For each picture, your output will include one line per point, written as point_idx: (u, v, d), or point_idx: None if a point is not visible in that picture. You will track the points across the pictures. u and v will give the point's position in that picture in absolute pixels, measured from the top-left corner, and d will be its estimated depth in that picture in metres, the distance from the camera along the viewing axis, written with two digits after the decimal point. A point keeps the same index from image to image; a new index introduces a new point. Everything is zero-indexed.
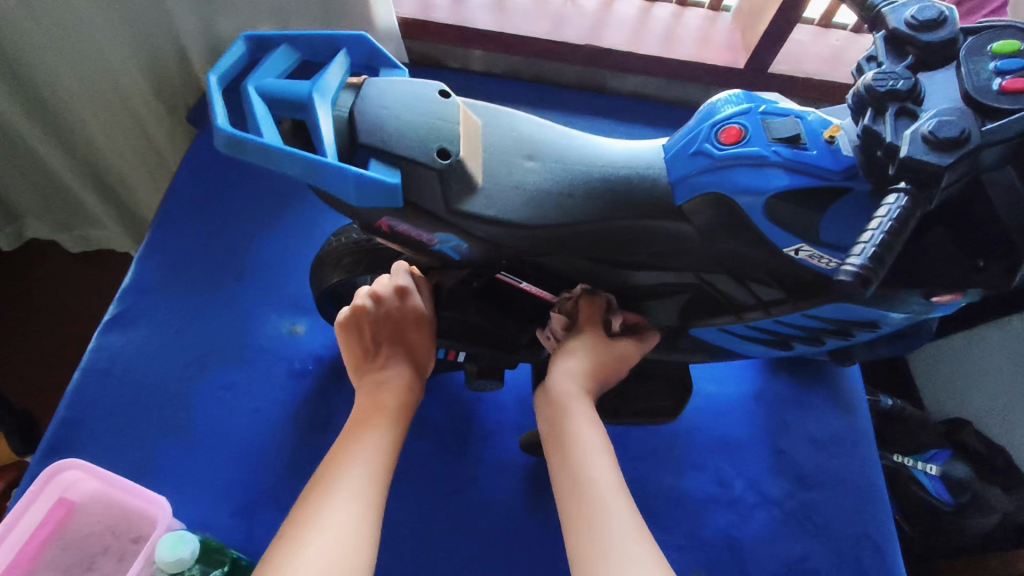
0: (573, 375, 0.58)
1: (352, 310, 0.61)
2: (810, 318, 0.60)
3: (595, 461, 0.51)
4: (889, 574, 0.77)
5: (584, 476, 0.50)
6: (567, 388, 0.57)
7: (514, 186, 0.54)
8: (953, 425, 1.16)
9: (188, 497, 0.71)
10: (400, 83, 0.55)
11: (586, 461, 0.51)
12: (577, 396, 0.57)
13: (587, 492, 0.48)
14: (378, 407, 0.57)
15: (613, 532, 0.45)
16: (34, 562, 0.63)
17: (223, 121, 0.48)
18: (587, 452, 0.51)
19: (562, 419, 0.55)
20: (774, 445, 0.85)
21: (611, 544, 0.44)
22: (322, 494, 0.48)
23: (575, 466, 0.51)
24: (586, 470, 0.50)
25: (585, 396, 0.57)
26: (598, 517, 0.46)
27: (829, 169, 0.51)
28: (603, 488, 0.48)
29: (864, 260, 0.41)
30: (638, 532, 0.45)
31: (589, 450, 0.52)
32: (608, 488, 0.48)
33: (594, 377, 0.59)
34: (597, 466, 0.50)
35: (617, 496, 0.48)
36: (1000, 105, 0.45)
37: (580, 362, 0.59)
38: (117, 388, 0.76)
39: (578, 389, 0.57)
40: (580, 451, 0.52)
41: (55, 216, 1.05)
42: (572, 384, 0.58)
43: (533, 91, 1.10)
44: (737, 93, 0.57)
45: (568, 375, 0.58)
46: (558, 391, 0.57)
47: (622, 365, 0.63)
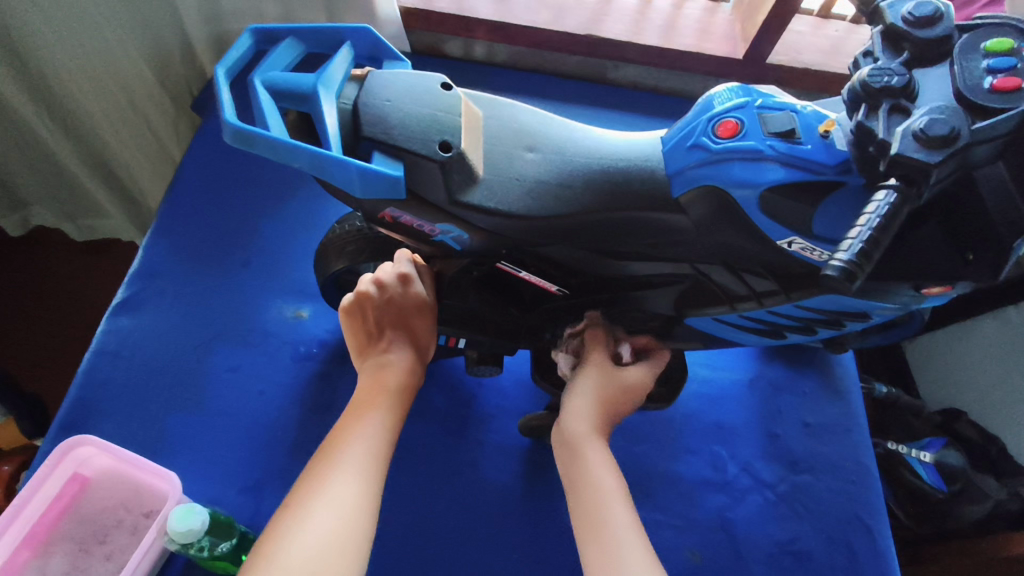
0: (583, 415, 0.62)
1: (357, 296, 0.62)
2: (802, 309, 0.61)
3: (612, 503, 0.55)
4: (877, 555, 0.79)
5: (603, 515, 0.54)
6: (580, 430, 0.61)
7: (514, 178, 0.55)
8: (949, 417, 1.19)
9: (197, 474, 0.74)
10: (403, 75, 0.56)
11: (604, 503, 0.55)
12: (590, 436, 0.61)
13: (604, 531, 0.53)
14: (380, 389, 0.59)
15: (631, 570, 0.50)
16: (50, 535, 0.66)
17: (230, 113, 0.50)
18: (603, 493, 0.56)
19: (577, 461, 0.59)
20: (768, 430, 0.87)
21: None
22: (326, 468, 0.51)
23: (595, 513, 0.55)
24: (607, 515, 0.54)
25: (597, 438, 0.61)
26: (616, 555, 0.51)
27: (823, 162, 0.52)
28: (621, 529, 0.53)
29: (851, 255, 0.42)
30: (652, 566, 0.50)
31: (605, 492, 0.56)
32: (625, 529, 0.53)
33: (601, 409, 0.63)
34: (613, 508, 0.55)
35: (631, 534, 0.53)
36: (990, 104, 0.45)
37: (587, 399, 0.63)
38: (127, 370, 0.78)
39: (589, 428, 0.61)
40: (596, 492, 0.56)
41: (61, 205, 1.06)
42: (584, 426, 0.61)
43: (534, 80, 1.11)
44: (734, 87, 0.58)
45: (578, 413, 0.62)
46: (571, 432, 0.61)
47: (639, 392, 0.67)
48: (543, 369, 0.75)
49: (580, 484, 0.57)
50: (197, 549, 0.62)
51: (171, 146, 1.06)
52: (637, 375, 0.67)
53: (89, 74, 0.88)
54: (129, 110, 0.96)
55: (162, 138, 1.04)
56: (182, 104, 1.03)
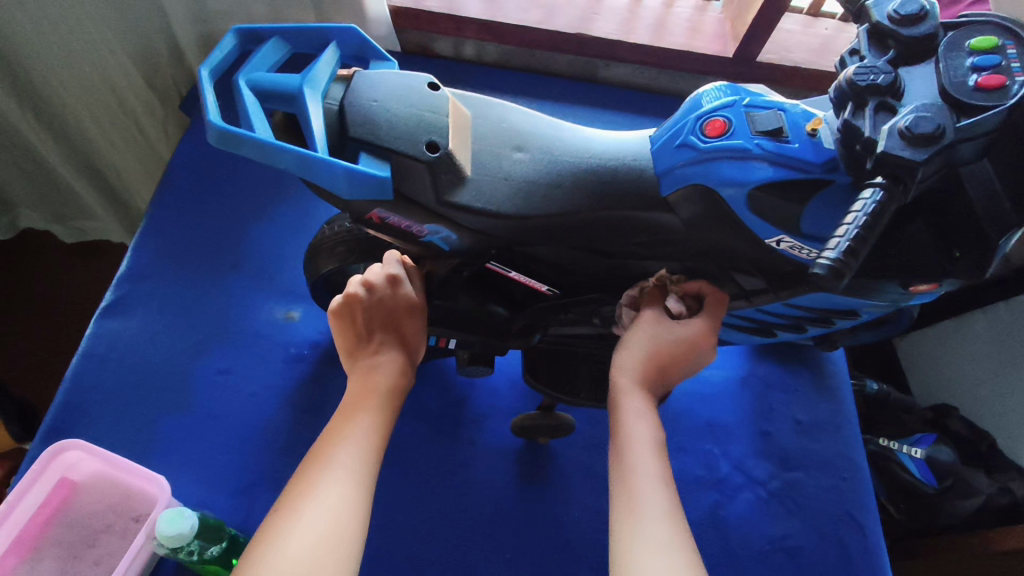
0: (629, 365, 0.57)
1: (345, 298, 0.61)
2: (791, 307, 0.61)
3: (647, 456, 0.51)
4: (869, 551, 0.79)
5: (630, 471, 0.50)
6: (623, 381, 0.56)
7: (502, 177, 0.55)
8: (939, 413, 1.19)
9: (188, 478, 0.73)
10: (389, 75, 0.55)
11: (636, 455, 0.51)
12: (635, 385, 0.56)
13: (632, 483, 0.49)
14: (369, 391, 0.58)
15: (649, 526, 0.46)
16: (38, 539, 0.65)
17: (214, 115, 0.49)
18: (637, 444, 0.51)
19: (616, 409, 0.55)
20: (759, 428, 0.87)
21: (649, 543, 0.45)
22: (316, 471, 0.50)
23: (624, 457, 0.51)
24: (635, 461, 0.50)
25: (640, 389, 0.56)
26: (640, 513, 0.47)
27: (810, 160, 0.52)
28: (647, 485, 0.49)
29: (839, 253, 0.43)
30: (675, 532, 0.46)
31: (640, 442, 0.52)
32: (654, 487, 0.48)
33: (650, 361, 0.57)
34: (645, 459, 0.50)
35: (659, 493, 0.48)
36: (975, 102, 0.46)
37: (636, 352, 0.58)
38: (116, 373, 0.77)
39: (634, 379, 0.56)
40: (629, 443, 0.52)
41: (49, 207, 1.05)
42: (628, 377, 0.56)
43: (524, 80, 1.11)
44: (722, 86, 0.58)
45: (631, 361, 0.57)
46: (616, 381, 0.56)
47: (693, 348, 0.59)
48: (533, 368, 0.75)
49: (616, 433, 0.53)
50: (187, 553, 0.62)
51: (160, 146, 1.06)
52: (698, 327, 0.59)
53: (75, 75, 0.87)
54: (117, 111, 0.95)
55: (151, 139, 1.04)
56: (170, 105, 1.03)
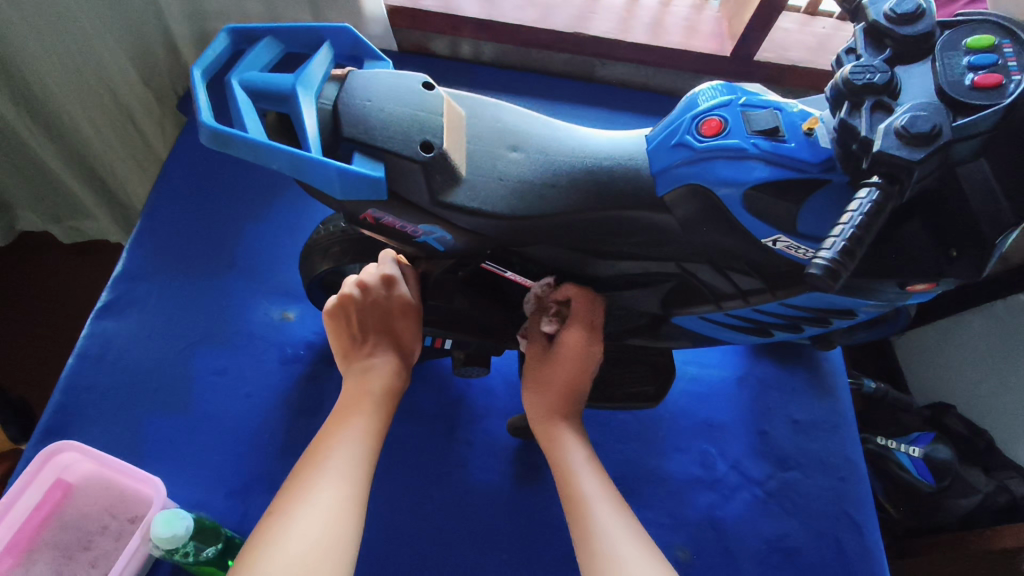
0: (544, 406, 0.66)
1: (340, 298, 0.62)
2: (787, 306, 0.61)
3: (587, 477, 0.59)
4: (866, 551, 0.79)
5: (576, 493, 0.58)
6: (546, 422, 0.66)
7: (497, 177, 0.55)
8: (937, 411, 1.18)
9: (184, 479, 0.73)
10: (383, 74, 0.55)
11: (578, 481, 0.59)
12: (559, 423, 0.65)
13: (579, 501, 0.57)
14: (364, 394, 0.58)
15: (603, 531, 0.53)
16: (32, 542, 0.65)
17: (207, 115, 0.49)
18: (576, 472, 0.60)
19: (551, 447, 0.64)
20: (757, 427, 0.87)
21: (607, 547, 0.52)
22: (310, 475, 0.50)
23: (569, 483, 0.59)
24: (577, 486, 0.58)
25: (563, 423, 0.65)
26: (588, 523, 0.54)
27: (806, 160, 0.51)
28: (594, 502, 0.56)
29: (834, 253, 0.42)
30: (625, 530, 0.53)
31: (580, 470, 0.60)
32: (600, 502, 0.56)
33: (560, 393, 0.66)
34: (586, 481, 0.59)
35: (603, 504, 0.56)
36: (971, 101, 0.45)
37: (544, 394, 0.66)
38: (111, 374, 0.77)
39: (557, 415, 0.66)
40: (568, 472, 0.60)
41: (48, 208, 1.05)
42: (550, 415, 0.66)
43: (521, 79, 1.11)
44: (718, 85, 0.58)
45: (542, 405, 0.66)
46: (541, 423, 0.66)
47: (582, 358, 0.65)
48: (529, 368, 0.75)
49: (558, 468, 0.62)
50: (182, 554, 0.62)
51: (157, 146, 1.05)
52: (570, 346, 0.64)
53: (71, 75, 0.86)
54: (113, 110, 0.95)
55: (147, 140, 1.03)
56: (166, 105, 1.02)
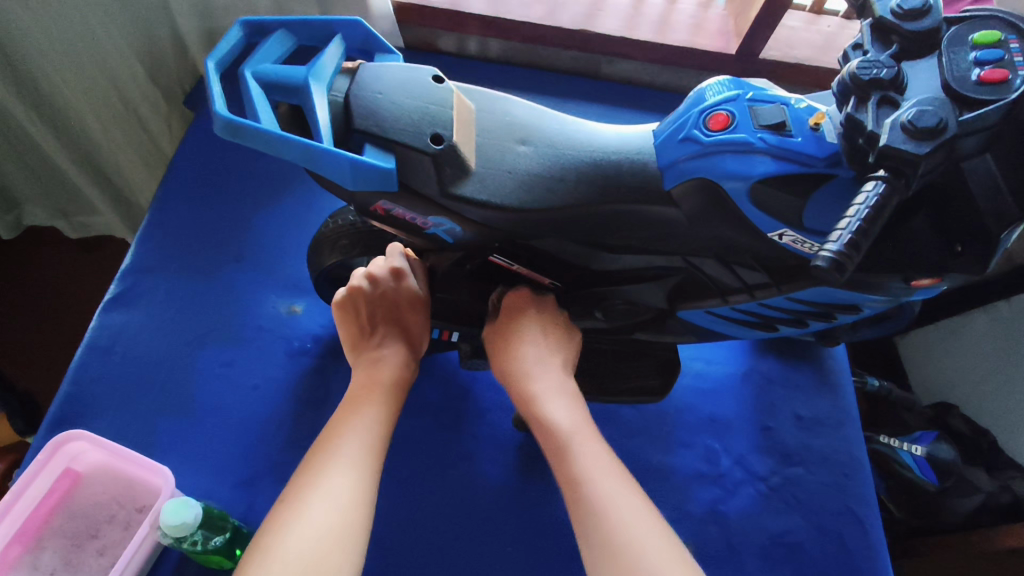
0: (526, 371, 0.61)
1: (349, 290, 0.63)
2: (793, 301, 0.62)
3: (581, 443, 0.54)
4: (869, 547, 0.79)
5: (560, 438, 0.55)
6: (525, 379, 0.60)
7: (506, 171, 0.55)
8: (940, 411, 1.19)
9: (192, 470, 0.74)
10: (393, 67, 0.56)
11: (574, 447, 0.54)
12: (542, 374, 0.60)
13: (568, 451, 0.54)
14: (374, 383, 0.59)
15: (600, 486, 0.51)
16: (42, 530, 0.66)
17: (220, 106, 0.49)
18: (571, 432, 0.55)
19: (529, 402, 0.59)
20: (760, 423, 0.87)
21: (600, 496, 0.50)
22: (321, 462, 0.51)
23: (553, 432, 0.56)
24: (564, 428, 0.55)
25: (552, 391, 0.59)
26: (576, 470, 0.52)
27: (812, 155, 0.52)
28: (579, 454, 0.53)
29: (841, 246, 0.43)
30: (629, 497, 0.50)
31: (562, 420, 0.56)
32: (598, 468, 0.52)
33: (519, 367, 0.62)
34: (583, 445, 0.54)
35: (600, 464, 0.52)
36: (978, 96, 0.46)
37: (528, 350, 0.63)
38: (121, 365, 0.78)
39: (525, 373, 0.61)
40: (550, 424, 0.56)
41: (54, 203, 1.06)
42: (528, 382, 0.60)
43: (527, 76, 1.11)
44: (725, 80, 0.58)
45: (524, 350, 0.62)
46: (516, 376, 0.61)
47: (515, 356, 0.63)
48: None
49: (540, 423, 0.57)
50: (191, 542, 0.62)
51: (162, 142, 1.06)
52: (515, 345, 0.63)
53: (78, 72, 0.87)
54: (120, 107, 0.96)
55: (152, 135, 1.04)
56: (174, 101, 1.03)
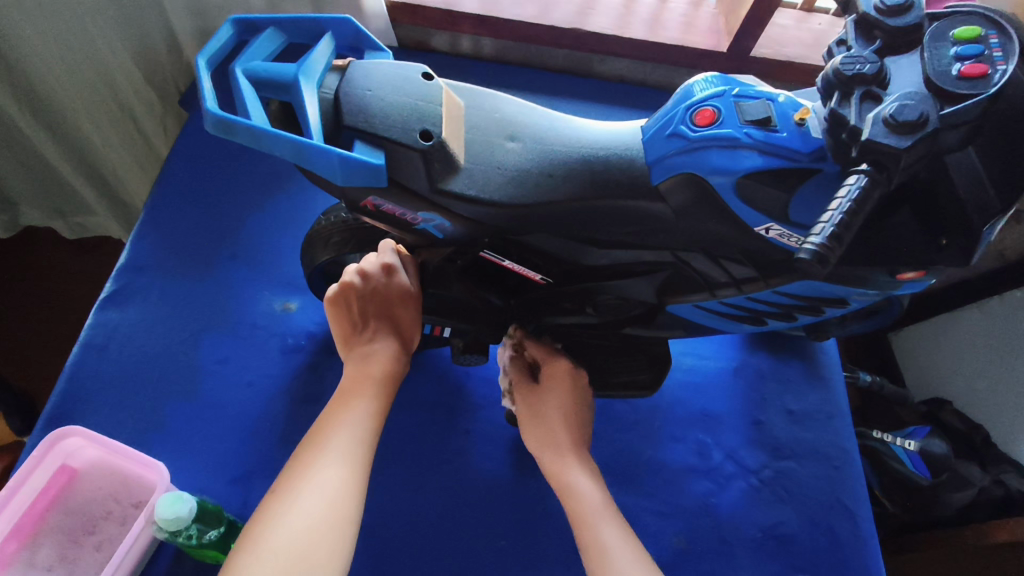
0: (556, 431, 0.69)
1: (340, 287, 0.62)
2: (781, 295, 0.62)
3: (605, 520, 0.60)
4: (859, 538, 0.80)
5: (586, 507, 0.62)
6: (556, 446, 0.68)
7: (495, 166, 0.56)
8: (933, 406, 1.20)
9: (186, 465, 0.74)
10: (383, 64, 0.56)
11: (597, 521, 0.60)
12: (571, 448, 0.68)
13: (590, 520, 0.60)
14: (366, 377, 0.60)
15: (618, 555, 0.57)
16: (38, 526, 0.66)
17: (211, 103, 0.50)
18: (596, 507, 0.61)
19: (558, 475, 0.66)
20: (752, 418, 0.88)
21: (618, 568, 0.55)
22: (313, 455, 0.51)
23: (579, 503, 0.62)
24: (588, 499, 0.62)
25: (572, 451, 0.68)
26: (598, 540, 0.58)
27: (797, 149, 0.53)
28: (601, 525, 0.59)
29: (823, 239, 0.44)
30: (643, 567, 0.56)
31: (587, 495, 0.63)
32: (618, 541, 0.58)
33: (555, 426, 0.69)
34: (606, 519, 0.60)
35: (618, 533, 0.59)
36: (958, 91, 0.46)
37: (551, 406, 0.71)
38: (116, 363, 0.78)
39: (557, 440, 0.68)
40: (577, 496, 0.63)
41: (50, 203, 1.06)
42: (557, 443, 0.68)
43: (520, 75, 1.12)
44: (712, 76, 0.59)
45: (554, 422, 0.70)
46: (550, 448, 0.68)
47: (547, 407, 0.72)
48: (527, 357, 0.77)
49: (566, 493, 0.64)
50: (186, 536, 0.62)
51: (158, 143, 1.07)
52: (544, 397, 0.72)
53: (73, 73, 0.88)
54: (115, 107, 0.96)
55: (147, 136, 1.04)
56: (169, 101, 1.04)
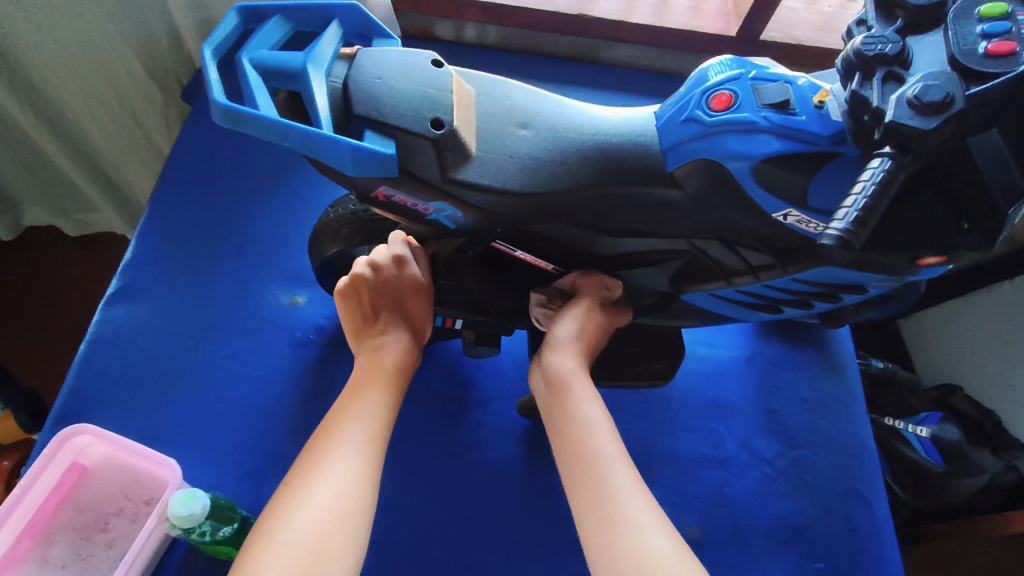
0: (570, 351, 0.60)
1: (351, 279, 0.62)
2: (797, 282, 0.62)
3: (598, 431, 0.51)
4: (875, 527, 0.80)
5: (577, 421, 0.52)
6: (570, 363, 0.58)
7: (507, 155, 0.55)
8: (944, 391, 1.18)
9: (198, 462, 0.74)
10: (392, 51, 0.55)
11: (589, 431, 0.51)
12: (579, 370, 0.58)
13: (580, 432, 0.51)
14: (377, 370, 0.59)
15: (608, 469, 0.48)
16: (50, 524, 0.66)
17: (218, 93, 0.49)
18: (586, 421, 0.52)
19: (561, 395, 0.56)
20: (765, 407, 0.87)
21: (608, 478, 0.47)
22: (327, 447, 0.51)
23: (569, 423, 0.53)
24: (581, 413, 0.53)
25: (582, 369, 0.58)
26: (588, 452, 0.50)
27: (817, 133, 0.51)
28: (594, 435, 0.51)
29: (847, 224, 0.43)
30: (639, 499, 0.46)
31: (586, 415, 0.53)
32: (611, 455, 0.49)
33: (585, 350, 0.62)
34: (600, 438, 0.51)
35: (620, 468, 0.48)
36: (985, 69, 0.45)
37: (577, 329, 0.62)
38: (124, 359, 0.78)
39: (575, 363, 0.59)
40: (568, 413, 0.54)
41: (54, 202, 1.03)
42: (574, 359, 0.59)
43: (525, 62, 1.10)
44: (728, 59, 0.57)
45: (565, 346, 0.61)
46: (558, 368, 0.58)
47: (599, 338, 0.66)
48: (540, 348, 0.75)
49: (561, 413, 0.54)
50: (199, 534, 0.62)
51: (159, 140, 1.08)
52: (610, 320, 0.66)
53: (74, 68, 0.86)
54: (115, 101, 0.95)
55: (149, 131, 1.04)
56: (171, 95, 1.06)
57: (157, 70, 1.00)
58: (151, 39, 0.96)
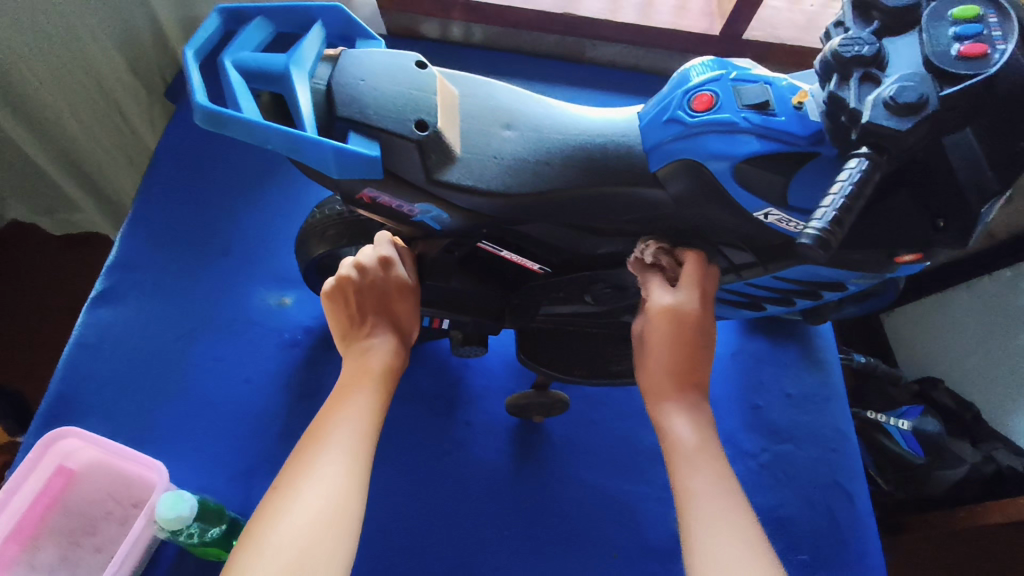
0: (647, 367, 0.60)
1: (338, 280, 0.61)
2: (778, 281, 0.63)
3: (698, 464, 0.53)
4: (858, 519, 0.81)
5: (676, 449, 0.55)
6: (648, 384, 0.59)
7: (491, 156, 0.55)
8: (925, 385, 1.20)
9: (185, 465, 0.74)
10: (376, 53, 0.55)
11: (688, 464, 0.53)
12: (661, 385, 0.58)
13: (680, 460, 0.54)
14: (365, 372, 0.58)
15: (703, 501, 0.51)
16: (38, 528, 0.65)
17: (200, 96, 0.49)
18: (688, 450, 0.54)
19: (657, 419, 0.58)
20: (750, 402, 0.88)
21: (701, 512, 0.50)
22: (316, 449, 0.51)
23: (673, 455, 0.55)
24: (676, 440, 0.55)
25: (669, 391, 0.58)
26: (687, 483, 0.53)
27: (796, 134, 0.52)
28: (692, 470, 0.53)
29: (825, 224, 0.43)
30: (736, 519, 0.50)
31: (684, 447, 0.55)
32: (709, 487, 0.51)
33: (660, 361, 0.58)
34: (694, 471, 0.53)
35: (712, 494, 0.51)
36: (957, 71, 0.46)
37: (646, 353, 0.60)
38: (109, 362, 0.77)
39: (655, 378, 0.59)
40: (671, 441, 0.56)
41: (40, 203, 1.01)
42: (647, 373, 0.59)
43: (511, 61, 1.11)
44: (709, 60, 0.58)
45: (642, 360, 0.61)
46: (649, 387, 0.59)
47: (685, 314, 0.58)
48: (527, 347, 0.77)
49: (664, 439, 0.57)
50: (187, 535, 0.62)
51: (144, 134, 1.07)
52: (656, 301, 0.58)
53: (58, 67, 0.86)
54: (99, 99, 0.94)
55: (134, 128, 1.04)
56: (155, 92, 1.04)
57: (140, 68, 0.99)
58: (134, 38, 0.95)
